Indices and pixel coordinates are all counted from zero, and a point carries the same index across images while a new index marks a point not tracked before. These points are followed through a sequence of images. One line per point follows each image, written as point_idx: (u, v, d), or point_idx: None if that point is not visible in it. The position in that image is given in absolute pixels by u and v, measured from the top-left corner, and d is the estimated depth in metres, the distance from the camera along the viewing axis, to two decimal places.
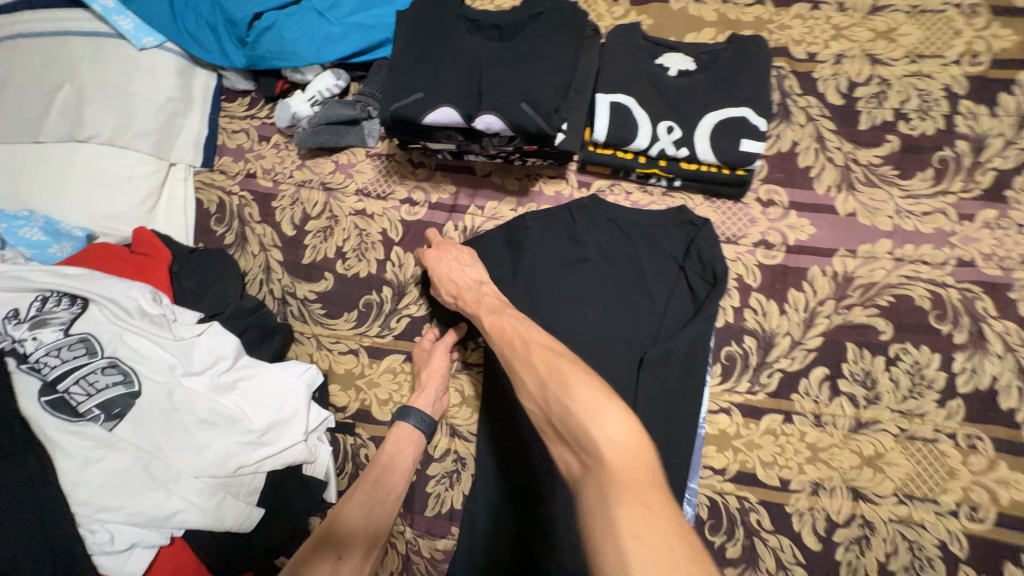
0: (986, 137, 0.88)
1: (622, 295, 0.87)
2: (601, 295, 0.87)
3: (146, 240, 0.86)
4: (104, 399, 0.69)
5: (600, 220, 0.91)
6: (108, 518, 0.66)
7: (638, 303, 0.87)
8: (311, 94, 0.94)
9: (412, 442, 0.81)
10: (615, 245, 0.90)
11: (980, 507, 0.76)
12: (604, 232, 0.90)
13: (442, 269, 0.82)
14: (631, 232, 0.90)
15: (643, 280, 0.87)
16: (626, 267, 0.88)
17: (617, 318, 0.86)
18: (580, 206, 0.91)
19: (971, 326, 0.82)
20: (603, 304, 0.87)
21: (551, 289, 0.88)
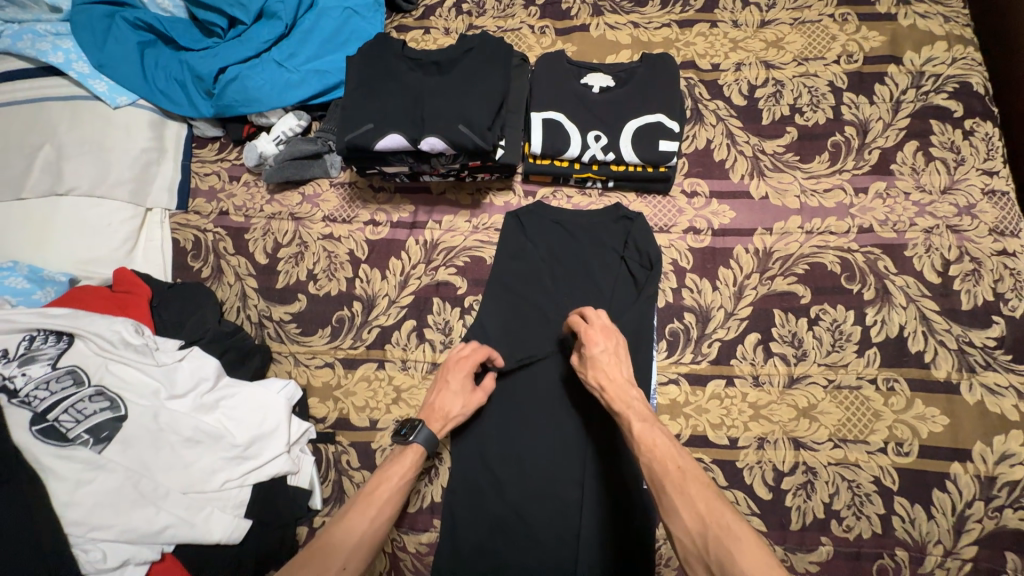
0: (868, 122, 1.02)
1: (573, 287, 0.96)
2: (555, 290, 0.96)
3: (126, 278, 0.92)
4: (92, 425, 0.74)
5: (547, 222, 1.00)
6: (100, 536, 0.71)
7: (586, 293, 0.96)
8: (276, 135, 1.04)
9: (416, 465, 0.77)
10: (563, 244, 0.99)
11: (904, 442, 0.85)
12: (552, 233, 1.00)
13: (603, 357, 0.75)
14: (575, 232, 0.99)
15: (590, 273, 0.97)
16: (575, 263, 0.98)
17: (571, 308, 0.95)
18: (519, 214, 1.01)
19: (876, 283, 0.93)
20: (558, 298, 0.95)
21: (513, 289, 0.96)
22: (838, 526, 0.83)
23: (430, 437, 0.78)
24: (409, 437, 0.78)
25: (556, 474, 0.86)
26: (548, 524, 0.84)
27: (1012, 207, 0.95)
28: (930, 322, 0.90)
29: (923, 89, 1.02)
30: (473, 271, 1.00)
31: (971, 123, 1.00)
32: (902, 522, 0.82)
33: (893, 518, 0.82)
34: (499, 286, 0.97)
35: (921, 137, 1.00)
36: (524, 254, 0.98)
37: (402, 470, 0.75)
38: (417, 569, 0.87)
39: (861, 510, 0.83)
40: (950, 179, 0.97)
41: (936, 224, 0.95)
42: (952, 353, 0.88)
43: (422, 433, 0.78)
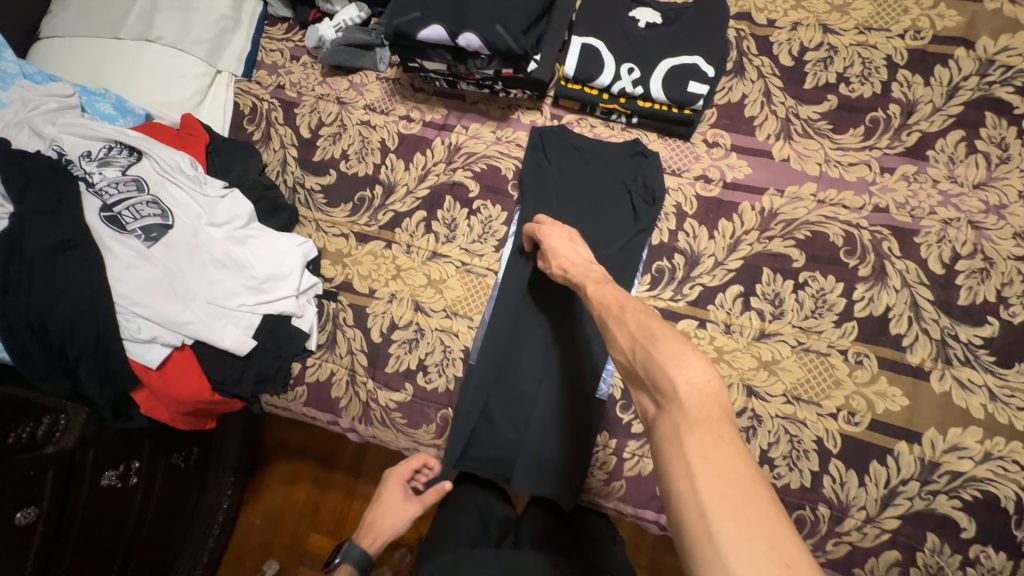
0: (916, 103, 0.98)
1: (576, 208, 1.02)
2: (559, 208, 1.02)
3: (189, 123, 1.05)
4: (145, 225, 0.89)
5: (566, 144, 1.05)
6: (139, 312, 0.86)
7: (586, 216, 1.01)
8: (337, 22, 1.12)
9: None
10: (575, 168, 1.04)
11: (857, 412, 0.87)
12: (568, 156, 1.04)
13: (556, 243, 0.86)
14: (591, 158, 1.04)
15: (594, 198, 1.02)
16: (583, 187, 1.03)
17: (569, 227, 1.01)
18: (543, 131, 1.06)
19: (875, 262, 0.92)
20: (559, 215, 1.01)
21: (544, 199, 1.02)
22: (769, 473, 0.87)
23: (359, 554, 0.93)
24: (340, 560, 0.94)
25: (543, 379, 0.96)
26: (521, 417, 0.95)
27: None
28: (919, 310, 0.89)
29: (988, 79, 0.97)
30: (488, 178, 1.06)
31: None
32: (832, 482, 0.86)
33: (824, 476, 0.86)
34: (530, 197, 1.02)
35: (969, 128, 0.95)
36: (540, 169, 1.04)
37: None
38: (384, 422, 0.99)
39: (795, 463, 0.87)
40: (987, 175, 0.93)
41: (957, 217, 0.92)
42: (932, 342, 0.88)
43: (350, 553, 0.93)
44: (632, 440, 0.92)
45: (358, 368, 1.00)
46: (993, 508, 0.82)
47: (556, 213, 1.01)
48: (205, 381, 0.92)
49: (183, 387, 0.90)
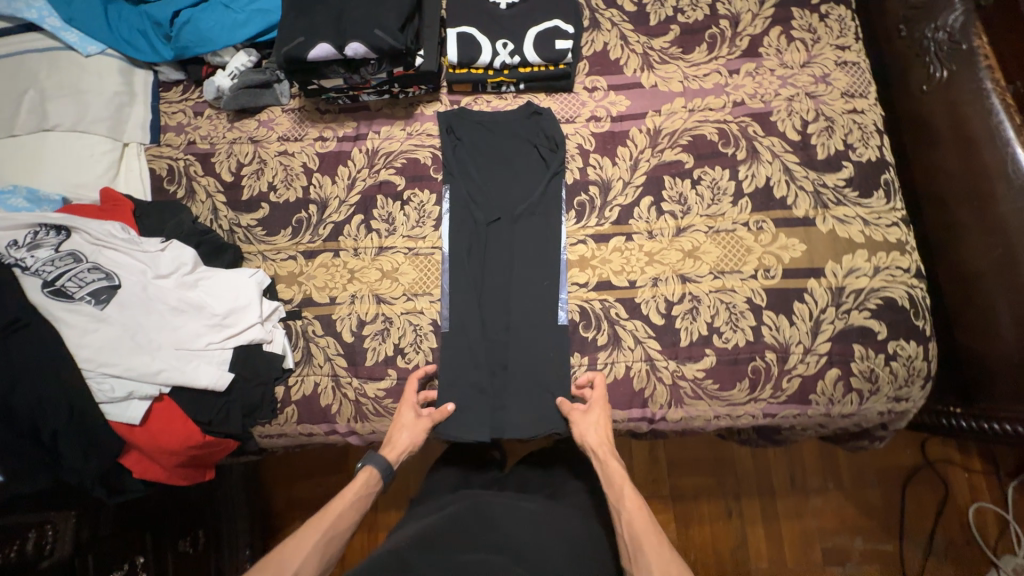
0: (739, 14, 1.18)
1: (495, 173, 1.13)
2: (480, 177, 1.13)
3: (111, 197, 1.08)
4: (93, 290, 0.91)
5: (471, 122, 1.16)
6: (107, 372, 0.88)
7: (505, 177, 1.13)
8: (230, 70, 1.19)
9: (372, 484, 0.93)
10: (484, 141, 1.15)
11: (770, 267, 1.02)
12: (475, 131, 1.16)
13: (594, 421, 0.96)
14: (496, 129, 1.16)
15: (509, 162, 1.14)
16: (496, 155, 1.15)
17: (494, 191, 1.12)
18: (449, 114, 1.16)
19: (748, 145, 1.09)
20: (482, 183, 1.12)
21: (462, 173, 1.13)
22: (719, 340, 1.00)
23: (382, 463, 0.94)
24: (361, 465, 0.94)
25: (508, 326, 1.05)
26: (501, 364, 1.04)
27: (861, 74, 1.12)
28: (791, 173, 1.07)
29: None
30: (410, 170, 1.16)
31: (827, 7, 1.16)
32: (770, 330, 1.00)
33: (762, 327, 1.00)
34: (448, 176, 1.13)
35: (784, 23, 1.16)
36: (455, 149, 1.15)
37: (358, 489, 0.91)
38: (379, 412, 1.04)
39: (737, 324, 1.01)
40: (808, 55, 1.14)
41: (796, 93, 1.11)
42: (809, 194, 1.05)
43: (375, 458, 0.94)
44: (601, 352, 1.02)
45: (340, 371, 1.05)
46: (895, 308, 0.99)
47: (480, 183, 1.12)
48: (191, 423, 0.93)
49: (171, 434, 0.91)
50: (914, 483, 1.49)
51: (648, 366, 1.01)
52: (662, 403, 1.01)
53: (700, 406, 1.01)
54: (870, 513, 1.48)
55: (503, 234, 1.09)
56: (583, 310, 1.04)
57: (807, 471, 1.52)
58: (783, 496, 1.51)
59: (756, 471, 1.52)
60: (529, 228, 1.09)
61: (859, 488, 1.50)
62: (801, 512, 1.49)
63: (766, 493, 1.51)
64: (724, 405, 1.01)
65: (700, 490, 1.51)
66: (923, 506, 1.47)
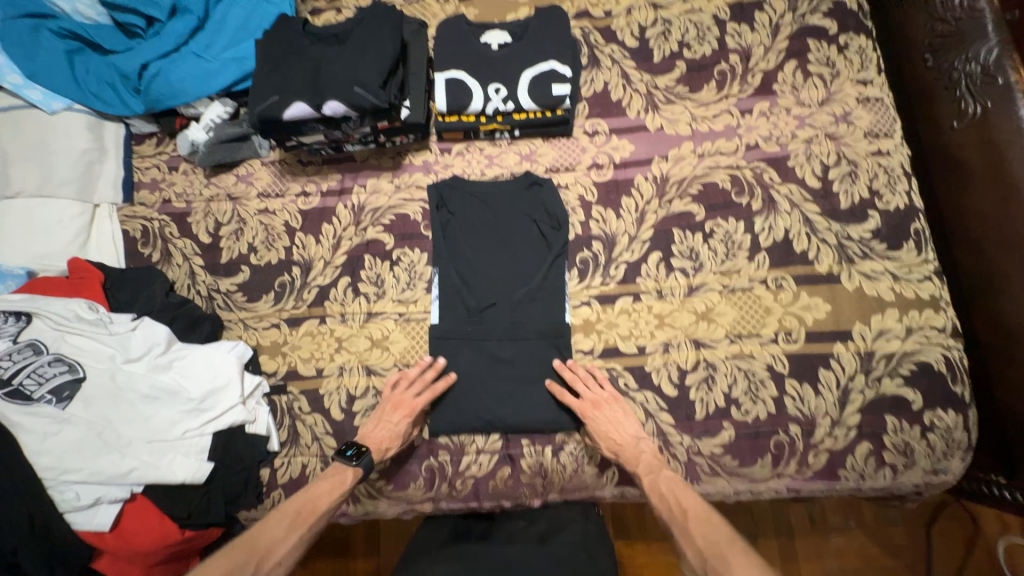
0: (750, 48, 1.09)
1: (490, 252, 1.04)
2: (474, 255, 1.04)
3: (80, 266, 1.01)
4: (53, 386, 0.85)
5: (464, 193, 1.07)
6: (71, 479, 0.81)
7: (501, 255, 1.04)
8: (205, 122, 1.11)
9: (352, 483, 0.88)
10: (479, 216, 1.06)
11: (792, 330, 0.94)
12: (468, 204, 1.07)
13: (609, 413, 0.91)
14: (493, 202, 1.07)
15: (505, 237, 1.05)
16: (491, 231, 1.06)
17: (490, 277, 1.02)
18: (440, 186, 1.07)
19: (763, 193, 1.01)
20: (476, 265, 1.03)
21: (457, 250, 1.05)
22: (738, 412, 0.92)
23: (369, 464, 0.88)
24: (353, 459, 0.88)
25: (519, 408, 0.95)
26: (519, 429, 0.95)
27: (885, 111, 1.03)
28: (812, 224, 0.98)
29: (799, 12, 1.09)
30: (399, 227, 1.08)
31: (845, 38, 1.07)
32: (793, 401, 0.91)
33: (785, 398, 0.92)
34: (441, 256, 1.04)
35: (799, 57, 1.07)
36: (440, 227, 1.06)
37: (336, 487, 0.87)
38: (371, 494, 0.97)
39: (757, 395, 0.92)
40: (826, 92, 1.05)
41: (815, 134, 1.03)
42: (832, 248, 0.97)
43: (363, 460, 0.88)
44: None
45: (329, 452, 0.97)
46: (930, 373, 0.91)
47: (474, 260, 1.04)
48: (170, 523, 0.86)
49: (146, 537, 0.84)
50: (942, 522, 1.32)
51: (661, 442, 0.93)
52: None
53: (718, 483, 0.92)
54: (893, 552, 1.31)
55: (501, 320, 0.99)
56: None
57: (828, 509, 1.34)
58: (802, 535, 1.33)
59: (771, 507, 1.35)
60: (529, 313, 0.99)
61: (885, 527, 1.32)
62: (821, 555, 1.31)
63: (783, 532, 1.33)
64: (744, 482, 0.92)
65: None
66: (951, 544, 1.30)
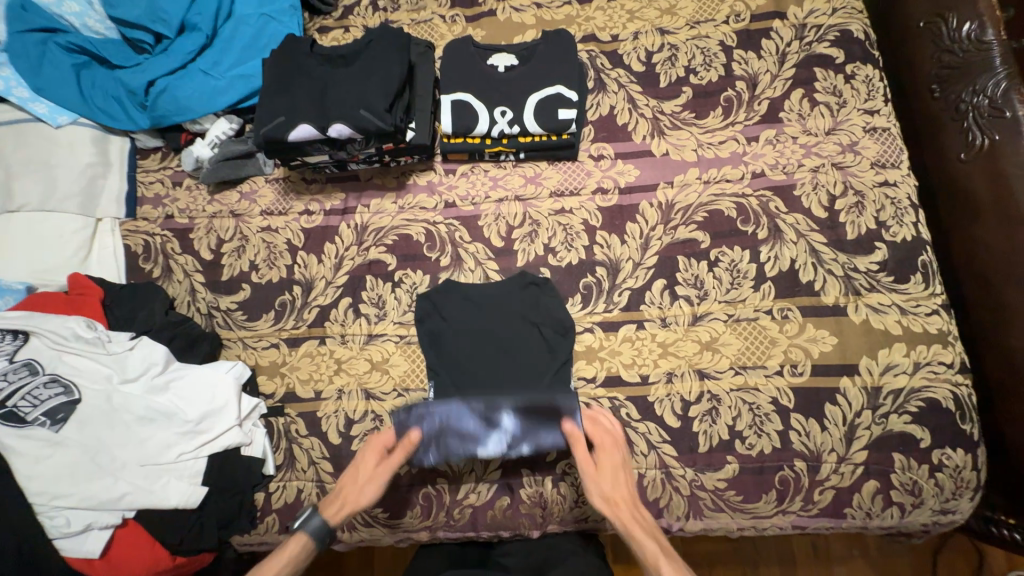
0: (757, 76, 1.09)
1: (487, 357, 0.97)
2: (467, 361, 0.97)
3: (80, 282, 1.00)
4: (48, 408, 0.84)
5: (458, 298, 1.02)
6: (63, 504, 0.80)
7: (496, 358, 0.97)
8: (210, 139, 1.11)
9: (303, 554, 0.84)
10: (470, 317, 1.00)
11: (798, 363, 0.92)
12: (463, 309, 1.01)
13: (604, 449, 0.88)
14: (487, 300, 1.01)
15: (502, 339, 0.98)
16: (488, 337, 0.98)
17: (486, 379, 0.95)
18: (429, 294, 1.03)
19: (769, 222, 1.00)
20: (470, 369, 0.96)
21: (450, 352, 0.98)
22: (742, 445, 0.91)
23: (317, 525, 0.86)
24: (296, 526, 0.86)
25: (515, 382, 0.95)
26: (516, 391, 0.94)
27: (892, 141, 1.03)
28: (819, 254, 0.97)
29: (806, 41, 1.09)
30: (402, 248, 1.07)
31: (852, 68, 1.07)
32: (799, 436, 0.90)
33: (790, 433, 0.90)
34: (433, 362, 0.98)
35: (805, 85, 1.07)
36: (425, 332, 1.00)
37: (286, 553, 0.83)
38: (367, 521, 0.95)
39: (762, 429, 0.91)
40: (833, 121, 1.04)
41: (822, 163, 1.02)
42: (839, 279, 0.96)
43: (309, 522, 0.86)
44: None
45: (325, 477, 0.96)
46: (939, 410, 0.89)
47: (469, 367, 0.96)
48: (160, 548, 0.84)
49: (137, 563, 0.82)
50: (948, 554, 1.29)
51: (664, 475, 0.91)
52: (679, 514, 0.91)
53: (722, 518, 0.91)
54: None
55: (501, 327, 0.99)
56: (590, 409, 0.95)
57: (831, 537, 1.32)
58: (805, 566, 1.30)
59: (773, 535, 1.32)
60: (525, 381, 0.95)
61: (890, 558, 1.29)
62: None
63: (786, 563, 1.30)
64: (748, 518, 0.90)
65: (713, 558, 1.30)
66: None
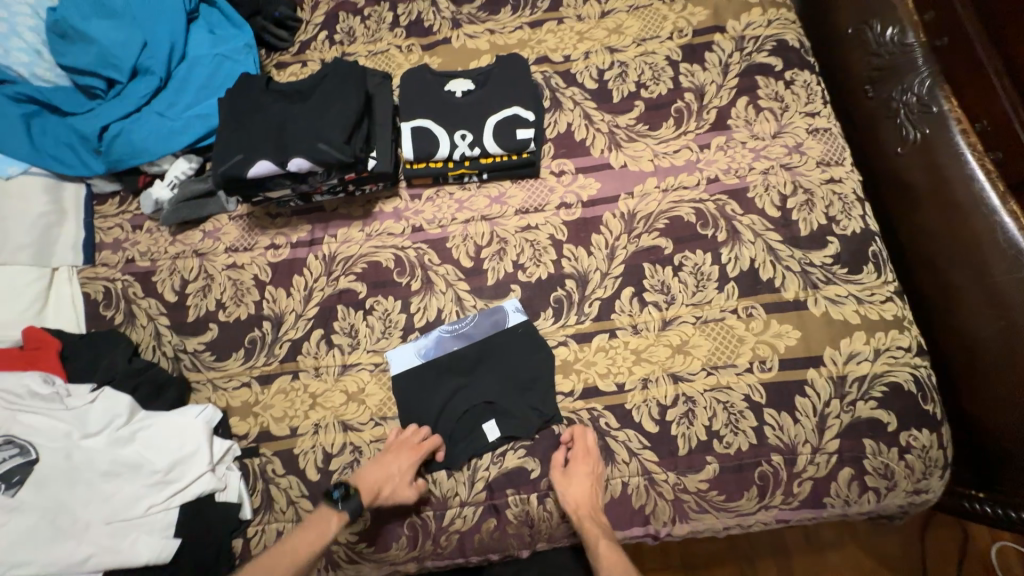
0: (703, 86, 1.14)
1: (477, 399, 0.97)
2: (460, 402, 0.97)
3: (36, 335, 0.97)
4: (5, 470, 0.81)
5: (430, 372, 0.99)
6: (21, 572, 0.77)
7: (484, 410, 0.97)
8: (169, 180, 1.10)
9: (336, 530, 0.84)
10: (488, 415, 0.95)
11: (766, 359, 0.95)
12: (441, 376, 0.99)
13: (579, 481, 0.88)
14: (490, 372, 0.98)
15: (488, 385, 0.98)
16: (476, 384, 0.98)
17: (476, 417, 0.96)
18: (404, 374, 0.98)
19: (727, 225, 1.04)
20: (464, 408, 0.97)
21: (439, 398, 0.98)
22: (720, 445, 0.92)
23: (355, 507, 0.85)
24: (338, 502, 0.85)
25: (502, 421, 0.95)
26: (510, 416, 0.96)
27: (834, 140, 1.08)
28: (776, 252, 1.01)
29: (746, 51, 1.16)
30: (372, 275, 1.07)
31: (791, 74, 1.13)
32: (773, 430, 0.92)
33: (765, 428, 0.92)
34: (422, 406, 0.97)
35: (749, 93, 1.13)
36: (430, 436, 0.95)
37: (317, 538, 0.83)
38: (351, 558, 0.92)
39: (737, 426, 0.92)
40: (778, 125, 1.10)
41: (771, 165, 1.07)
42: (797, 275, 0.99)
43: (351, 502, 0.85)
44: None
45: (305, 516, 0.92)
46: (902, 394, 0.92)
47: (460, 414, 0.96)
48: None
49: None
50: (933, 530, 1.30)
51: (647, 481, 0.92)
52: (665, 520, 0.91)
53: (707, 519, 0.91)
54: (892, 566, 1.28)
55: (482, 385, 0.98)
56: (571, 422, 0.96)
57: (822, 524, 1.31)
58: (799, 554, 1.30)
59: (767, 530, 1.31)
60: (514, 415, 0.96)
61: (876, 536, 1.29)
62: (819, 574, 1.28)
63: (780, 553, 1.30)
64: (733, 516, 0.91)
65: (711, 560, 1.30)
66: (945, 552, 1.28)
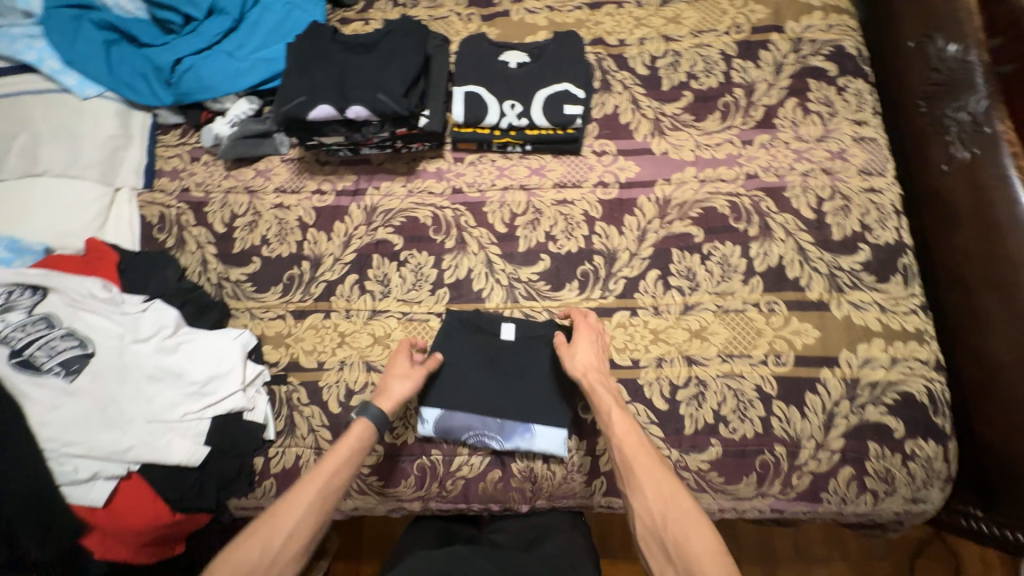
0: (754, 84, 1.15)
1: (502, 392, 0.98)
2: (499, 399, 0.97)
3: (97, 247, 1.04)
4: (64, 359, 0.89)
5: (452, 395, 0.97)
6: (71, 451, 0.84)
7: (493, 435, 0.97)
8: (230, 118, 1.16)
9: (369, 436, 0.87)
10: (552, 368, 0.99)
11: (782, 353, 0.97)
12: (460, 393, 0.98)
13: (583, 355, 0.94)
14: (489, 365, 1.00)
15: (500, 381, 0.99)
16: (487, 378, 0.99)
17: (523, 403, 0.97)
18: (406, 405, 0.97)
19: (759, 220, 1.05)
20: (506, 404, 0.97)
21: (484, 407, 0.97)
22: (726, 430, 0.95)
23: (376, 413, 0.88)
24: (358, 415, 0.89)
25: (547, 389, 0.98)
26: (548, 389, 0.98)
27: (878, 150, 1.09)
28: (805, 252, 1.02)
29: (802, 53, 1.16)
30: (409, 229, 1.12)
31: (844, 80, 1.13)
32: (780, 422, 0.94)
33: (772, 419, 0.94)
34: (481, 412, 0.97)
35: (799, 95, 1.13)
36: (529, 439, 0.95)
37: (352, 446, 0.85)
38: (361, 489, 0.98)
39: (745, 414, 0.95)
40: (824, 129, 1.11)
41: (812, 168, 1.08)
42: (823, 277, 1.01)
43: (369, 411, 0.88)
44: (599, 437, 0.97)
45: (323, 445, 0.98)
46: (912, 404, 0.94)
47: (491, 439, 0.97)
48: (161, 505, 0.88)
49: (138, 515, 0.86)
50: (926, 559, 1.30)
51: None
52: None
53: (703, 498, 0.95)
54: None
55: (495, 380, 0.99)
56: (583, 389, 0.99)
57: (814, 537, 1.33)
58: (787, 564, 1.31)
59: (759, 534, 1.34)
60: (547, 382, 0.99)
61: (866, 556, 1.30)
62: None
63: (768, 561, 1.31)
64: (729, 499, 0.95)
65: None
66: None
